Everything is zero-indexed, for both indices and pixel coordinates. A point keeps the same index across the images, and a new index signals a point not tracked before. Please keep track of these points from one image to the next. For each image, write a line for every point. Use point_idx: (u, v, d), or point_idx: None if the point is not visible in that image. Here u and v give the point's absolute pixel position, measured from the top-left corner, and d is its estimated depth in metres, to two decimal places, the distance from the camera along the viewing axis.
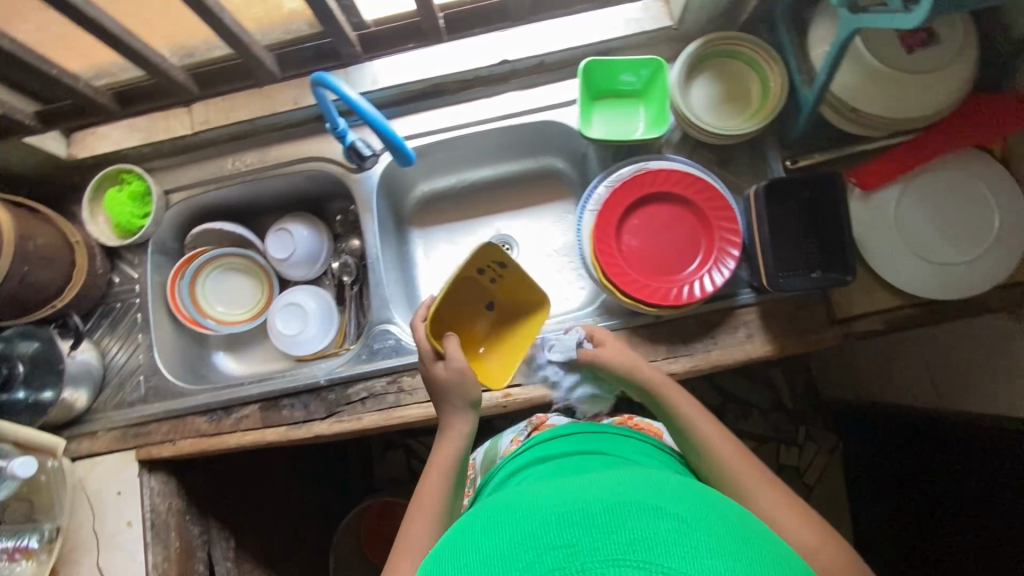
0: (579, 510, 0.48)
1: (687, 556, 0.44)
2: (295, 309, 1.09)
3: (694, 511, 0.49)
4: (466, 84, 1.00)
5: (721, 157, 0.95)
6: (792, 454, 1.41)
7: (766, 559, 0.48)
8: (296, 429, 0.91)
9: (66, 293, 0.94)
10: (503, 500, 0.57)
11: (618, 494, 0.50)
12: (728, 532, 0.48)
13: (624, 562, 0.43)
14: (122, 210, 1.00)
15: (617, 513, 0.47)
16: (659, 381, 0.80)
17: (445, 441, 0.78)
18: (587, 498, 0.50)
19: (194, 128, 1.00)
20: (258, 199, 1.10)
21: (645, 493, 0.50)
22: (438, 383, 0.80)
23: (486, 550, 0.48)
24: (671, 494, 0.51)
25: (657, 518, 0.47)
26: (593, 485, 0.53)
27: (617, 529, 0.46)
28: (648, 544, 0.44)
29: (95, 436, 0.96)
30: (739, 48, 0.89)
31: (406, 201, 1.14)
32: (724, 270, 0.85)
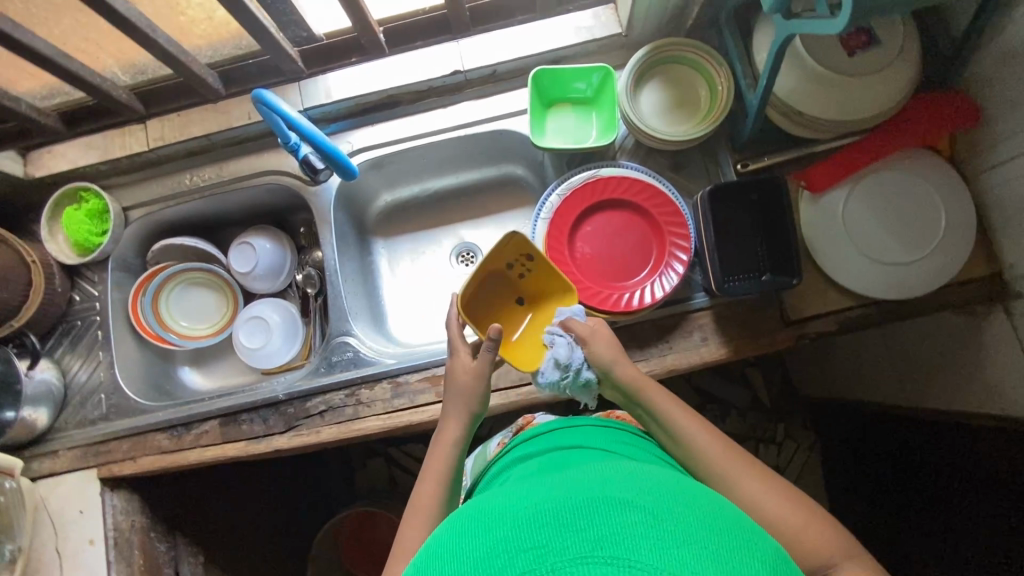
0: (548, 509, 0.46)
1: (660, 547, 0.41)
2: (258, 323, 1.09)
3: (669, 501, 0.47)
4: (420, 95, 1.00)
5: (675, 162, 0.95)
6: (770, 452, 1.41)
7: (753, 548, 0.45)
8: (256, 443, 0.92)
9: (23, 313, 0.94)
10: (484, 501, 0.54)
11: (590, 489, 0.48)
12: (708, 520, 0.46)
13: (591, 559, 0.41)
14: (79, 226, 0.99)
15: (588, 508, 0.45)
16: (632, 379, 0.73)
17: (437, 448, 0.76)
18: (557, 496, 0.47)
19: (149, 144, 1.00)
20: (219, 214, 1.11)
21: (618, 486, 0.48)
22: (457, 383, 0.78)
23: (459, 557, 0.46)
24: (646, 487, 0.49)
25: (629, 510, 0.44)
26: (566, 485, 0.50)
27: (586, 525, 0.43)
28: (619, 540, 0.41)
29: (56, 456, 0.96)
30: (685, 54, 0.90)
31: (369, 212, 1.14)
32: (674, 276, 0.85)
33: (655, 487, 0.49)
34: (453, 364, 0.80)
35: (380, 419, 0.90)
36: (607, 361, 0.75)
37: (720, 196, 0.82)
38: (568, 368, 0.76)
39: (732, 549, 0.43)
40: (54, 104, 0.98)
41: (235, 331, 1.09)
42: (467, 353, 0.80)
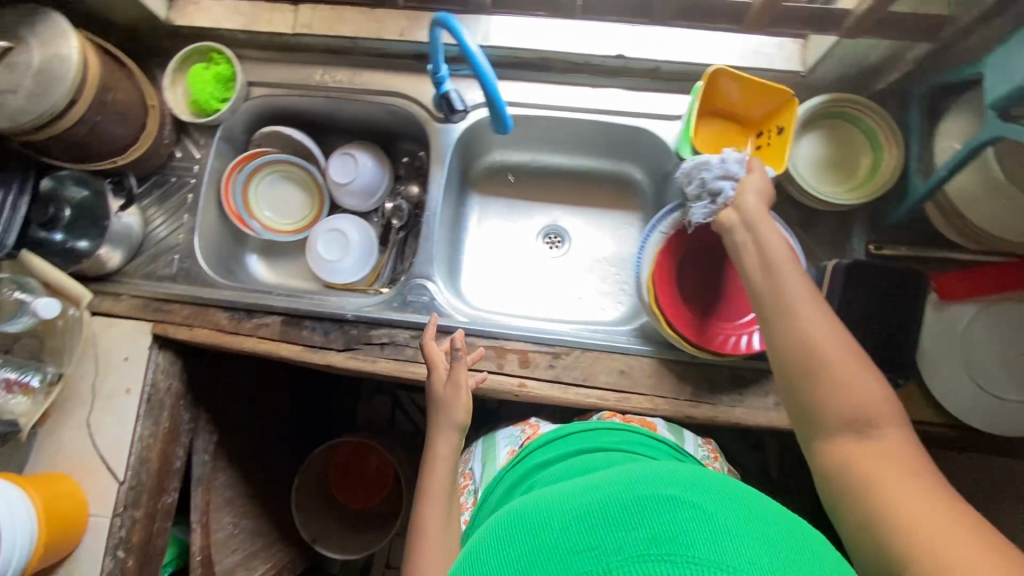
0: (599, 508, 0.45)
1: (718, 543, 0.40)
2: (336, 238, 1.08)
3: (730, 501, 0.45)
4: (574, 67, 0.97)
5: (805, 220, 0.92)
6: None
7: (817, 554, 0.42)
8: (311, 352, 0.92)
9: (130, 153, 0.92)
10: (527, 504, 0.54)
11: (644, 485, 0.46)
12: (771, 523, 0.43)
13: (648, 556, 0.39)
14: (204, 89, 0.98)
15: (644, 507, 0.43)
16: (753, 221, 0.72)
17: (437, 464, 0.79)
18: (606, 495, 0.47)
19: (295, 28, 0.97)
20: (334, 117, 1.09)
21: (673, 482, 0.46)
22: (442, 399, 0.81)
23: (508, 557, 0.46)
24: (704, 485, 0.47)
25: (686, 508, 0.43)
26: (617, 481, 0.49)
27: (640, 523, 0.42)
28: (674, 536, 0.40)
29: (117, 298, 0.96)
30: (864, 118, 0.85)
31: (475, 164, 1.12)
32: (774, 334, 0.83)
33: (711, 484, 0.47)
34: (433, 383, 0.83)
35: None
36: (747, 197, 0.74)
37: (852, 276, 0.78)
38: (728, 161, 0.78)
39: (800, 554, 0.41)
40: None
41: (314, 238, 1.08)
42: (445, 369, 0.83)
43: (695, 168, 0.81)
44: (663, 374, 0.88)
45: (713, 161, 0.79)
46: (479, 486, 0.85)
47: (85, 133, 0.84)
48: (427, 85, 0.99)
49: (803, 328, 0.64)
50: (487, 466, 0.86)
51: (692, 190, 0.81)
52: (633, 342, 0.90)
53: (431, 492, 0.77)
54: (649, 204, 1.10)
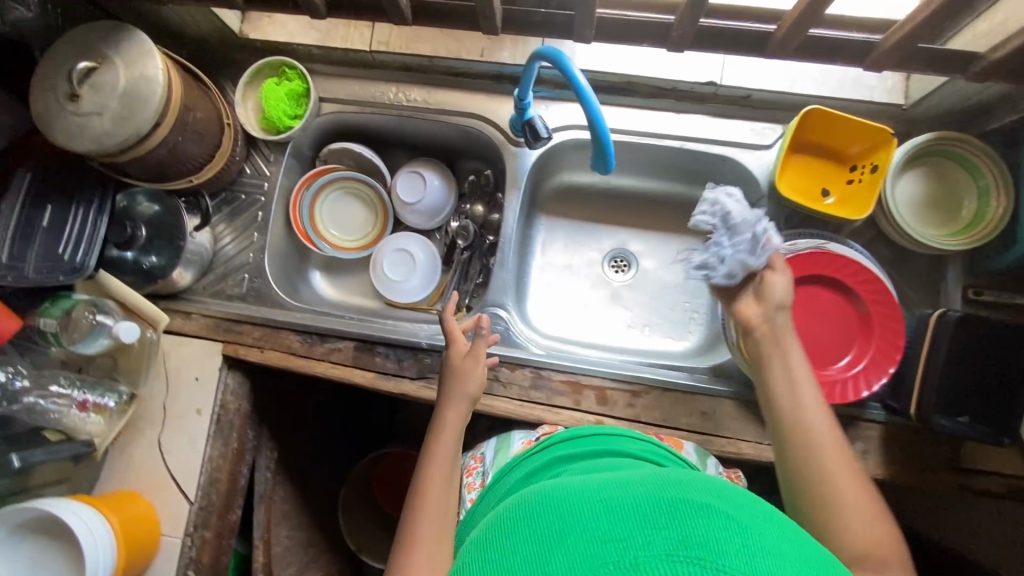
0: (628, 501, 0.41)
1: (750, 556, 0.37)
2: (402, 256, 1.07)
3: (760, 520, 0.42)
4: (658, 92, 0.93)
5: (897, 260, 0.89)
6: None
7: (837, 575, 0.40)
8: (384, 379, 0.90)
9: (204, 172, 0.91)
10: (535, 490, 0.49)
11: (677, 487, 0.43)
12: (802, 549, 0.40)
13: (680, 558, 0.36)
14: (277, 105, 0.96)
15: (680, 508, 0.40)
16: (779, 328, 0.71)
17: (437, 446, 0.71)
18: (632, 488, 0.43)
19: (372, 46, 0.95)
20: (403, 135, 1.06)
21: (706, 488, 0.43)
22: (457, 369, 0.78)
23: (518, 544, 0.41)
24: (737, 499, 0.44)
25: (722, 518, 0.40)
26: (646, 478, 0.46)
27: (674, 525, 0.39)
28: (709, 542, 0.37)
29: (188, 317, 0.95)
30: (978, 162, 0.80)
31: (544, 185, 1.09)
32: (873, 386, 0.79)
33: (743, 500, 0.44)
34: (451, 356, 0.79)
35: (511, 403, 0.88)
36: (772, 298, 0.71)
37: (964, 328, 0.76)
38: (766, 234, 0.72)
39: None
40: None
41: (380, 257, 1.08)
42: (464, 344, 0.80)
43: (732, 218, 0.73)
44: (745, 416, 0.86)
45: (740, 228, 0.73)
46: (489, 469, 0.79)
47: (164, 154, 0.83)
48: (504, 107, 0.96)
49: (815, 445, 0.62)
50: (500, 455, 0.79)
51: (708, 224, 0.75)
52: (714, 381, 0.88)
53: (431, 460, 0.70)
54: None
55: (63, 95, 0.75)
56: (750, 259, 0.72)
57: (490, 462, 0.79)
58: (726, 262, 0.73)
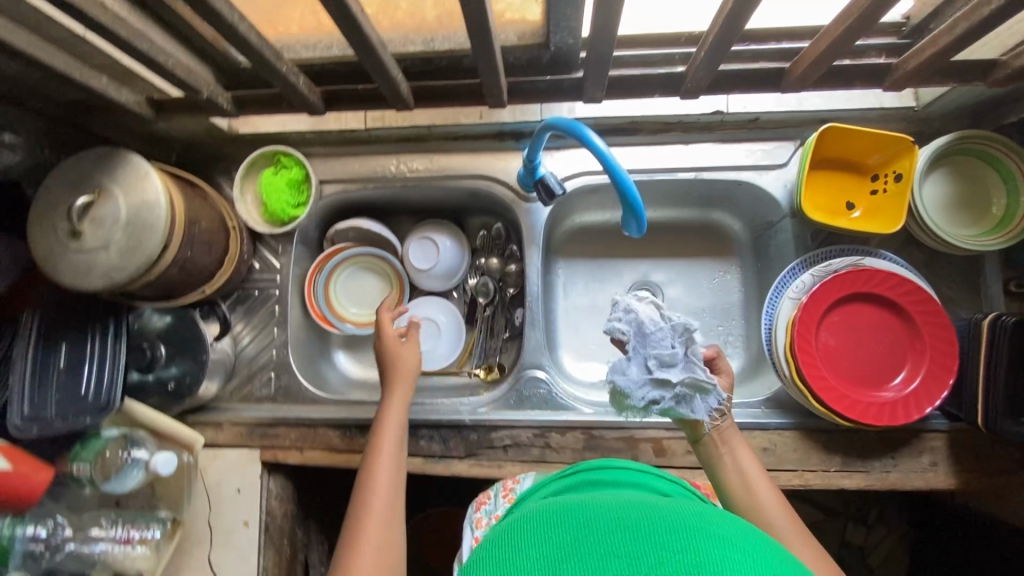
0: (648, 521, 0.40)
1: None
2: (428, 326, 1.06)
3: (766, 549, 0.40)
4: (665, 126, 0.91)
5: (934, 262, 0.87)
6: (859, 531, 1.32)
7: None
8: (433, 463, 0.88)
9: (216, 279, 0.88)
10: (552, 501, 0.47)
11: (691, 513, 0.42)
12: None
13: None
14: (278, 196, 0.93)
15: (698, 533, 0.39)
16: (727, 435, 0.74)
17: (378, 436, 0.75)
18: (653, 513, 0.42)
19: (368, 123, 0.92)
20: (407, 202, 1.03)
21: (718, 517, 0.42)
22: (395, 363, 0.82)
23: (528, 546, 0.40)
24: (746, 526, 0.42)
25: (735, 546, 0.38)
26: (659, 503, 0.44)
27: (689, 550, 0.38)
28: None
29: (219, 427, 0.92)
30: (1002, 158, 0.79)
31: (557, 230, 1.07)
32: (936, 401, 0.76)
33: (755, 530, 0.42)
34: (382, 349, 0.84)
35: (566, 467, 0.86)
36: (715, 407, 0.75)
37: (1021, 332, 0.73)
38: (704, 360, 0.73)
39: None
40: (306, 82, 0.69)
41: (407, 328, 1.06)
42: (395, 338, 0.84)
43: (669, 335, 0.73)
44: (808, 446, 0.84)
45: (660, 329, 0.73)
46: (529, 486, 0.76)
47: (176, 271, 0.80)
48: (510, 163, 0.94)
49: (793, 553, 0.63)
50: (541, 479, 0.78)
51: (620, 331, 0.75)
52: (771, 415, 0.85)
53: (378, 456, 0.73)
54: (746, 251, 1.04)
55: (64, 233, 0.72)
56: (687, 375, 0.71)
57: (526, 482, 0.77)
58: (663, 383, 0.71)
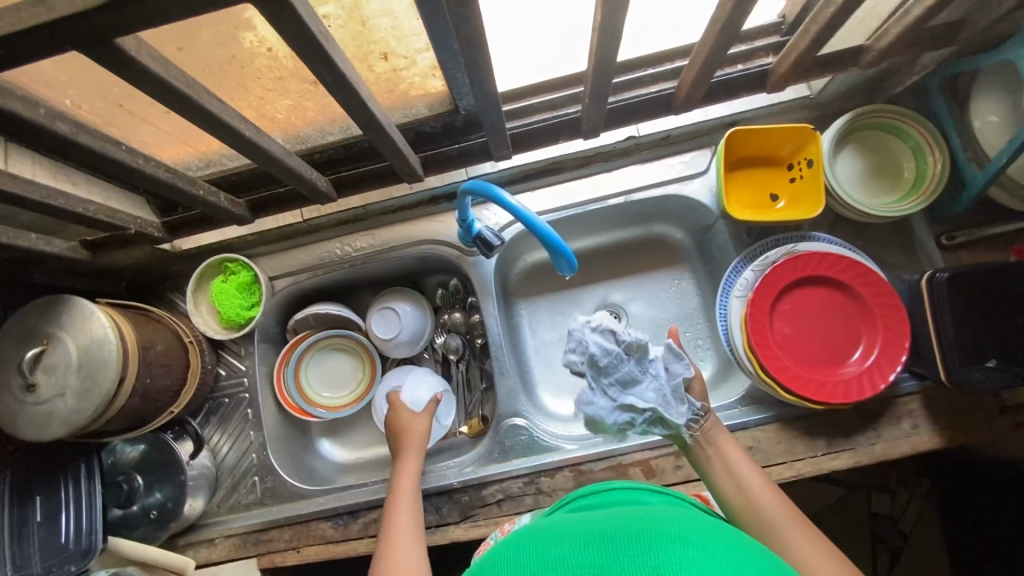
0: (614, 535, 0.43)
1: None
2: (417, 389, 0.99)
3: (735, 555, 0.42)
4: (585, 160, 0.95)
5: (865, 233, 0.90)
6: (884, 500, 1.32)
7: None
8: (430, 534, 0.87)
9: (182, 397, 0.88)
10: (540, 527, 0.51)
11: (660, 524, 0.44)
12: None
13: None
14: (230, 302, 0.94)
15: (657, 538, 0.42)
16: (713, 437, 0.75)
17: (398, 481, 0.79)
18: (622, 526, 0.44)
19: (305, 216, 0.95)
20: (361, 279, 1.05)
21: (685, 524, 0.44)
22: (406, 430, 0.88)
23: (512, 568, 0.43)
24: (710, 532, 0.45)
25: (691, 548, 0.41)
26: (633, 517, 0.47)
27: (647, 554, 0.40)
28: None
29: (212, 544, 0.91)
30: (900, 125, 0.83)
31: (510, 274, 1.09)
32: (898, 366, 0.78)
33: (719, 537, 0.45)
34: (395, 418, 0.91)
35: None
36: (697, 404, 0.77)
37: (958, 285, 0.75)
38: (677, 383, 0.77)
39: None
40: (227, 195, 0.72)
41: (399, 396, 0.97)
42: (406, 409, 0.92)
43: (634, 363, 0.76)
44: (789, 437, 0.84)
45: (614, 350, 0.75)
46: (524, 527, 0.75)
47: (139, 400, 0.80)
48: (448, 223, 0.97)
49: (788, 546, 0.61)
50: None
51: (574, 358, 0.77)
52: (748, 412, 0.86)
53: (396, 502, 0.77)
54: (693, 257, 1.07)
55: (19, 388, 0.73)
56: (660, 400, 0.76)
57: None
58: (636, 411, 0.76)
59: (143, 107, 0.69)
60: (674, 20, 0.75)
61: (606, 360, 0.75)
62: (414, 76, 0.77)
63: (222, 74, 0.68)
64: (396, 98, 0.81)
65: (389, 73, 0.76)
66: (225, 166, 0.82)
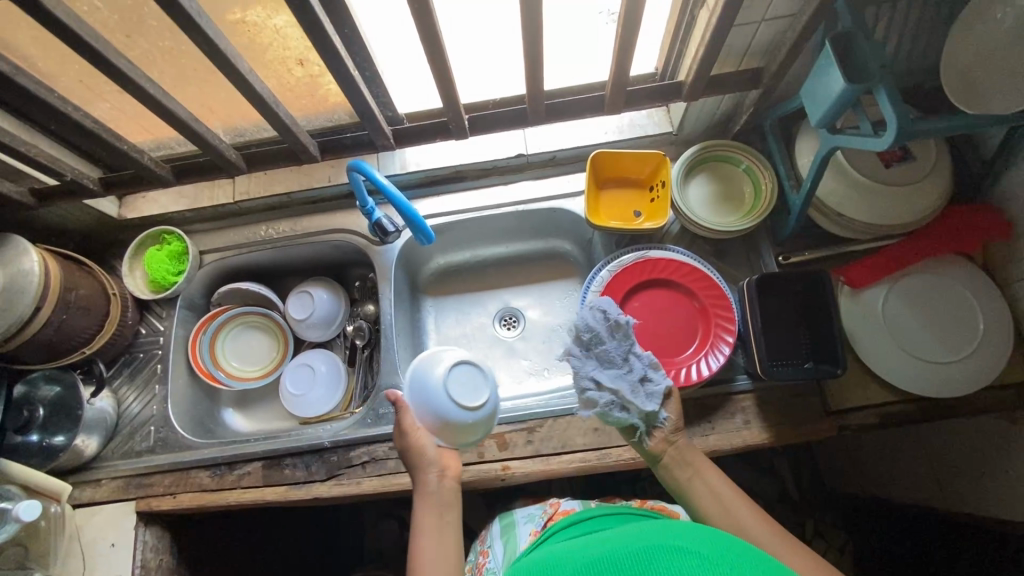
0: (615, 557, 0.51)
1: None
2: (432, 364, 0.78)
3: (717, 548, 0.50)
4: (485, 172, 1.10)
5: (717, 250, 1.02)
6: None
7: None
8: (296, 489, 0.93)
9: (96, 340, 0.99)
10: (560, 554, 0.59)
11: (649, 539, 0.52)
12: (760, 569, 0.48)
13: None
14: (159, 267, 1.07)
15: (645, 551, 0.50)
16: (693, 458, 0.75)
17: (424, 522, 0.70)
18: (622, 547, 0.53)
19: (236, 197, 1.09)
20: (285, 264, 1.17)
21: (672, 534, 0.53)
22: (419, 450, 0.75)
23: None
24: (683, 527, 0.54)
25: (687, 555, 0.49)
26: (631, 534, 0.55)
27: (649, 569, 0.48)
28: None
29: (98, 484, 0.98)
30: (734, 155, 0.98)
31: (421, 272, 1.20)
32: (721, 355, 0.87)
33: (712, 539, 0.52)
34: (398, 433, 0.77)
35: None
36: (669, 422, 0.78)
37: (765, 291, 0.86)
38: (657, 389, 0.78)
39: None
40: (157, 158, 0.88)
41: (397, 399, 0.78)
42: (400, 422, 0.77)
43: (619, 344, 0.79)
44: None
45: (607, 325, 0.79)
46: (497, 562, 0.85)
47: (52, 333, 0.91)
48: (362, 217, 1.11)
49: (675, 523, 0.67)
50: (507, 546, 0.87)
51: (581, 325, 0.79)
52: None
53: (423, 534, 0.68)
54: (584, 269, 1.18)
55: None
56: (632, 387, 0.77)
57: (499, 553, 0.87)
58: (607, 387, 0.77)
59: (98, 84, 0.86)
60: (518, 70, 0.85)
61: (598, 333, 0.78)
62: (329, 84, 0.94)
63: (163, 64, 0.84)
64: (315, 102, 0.97)
65: (306, 79, 0.93)
66: (172, 150, 0.98)
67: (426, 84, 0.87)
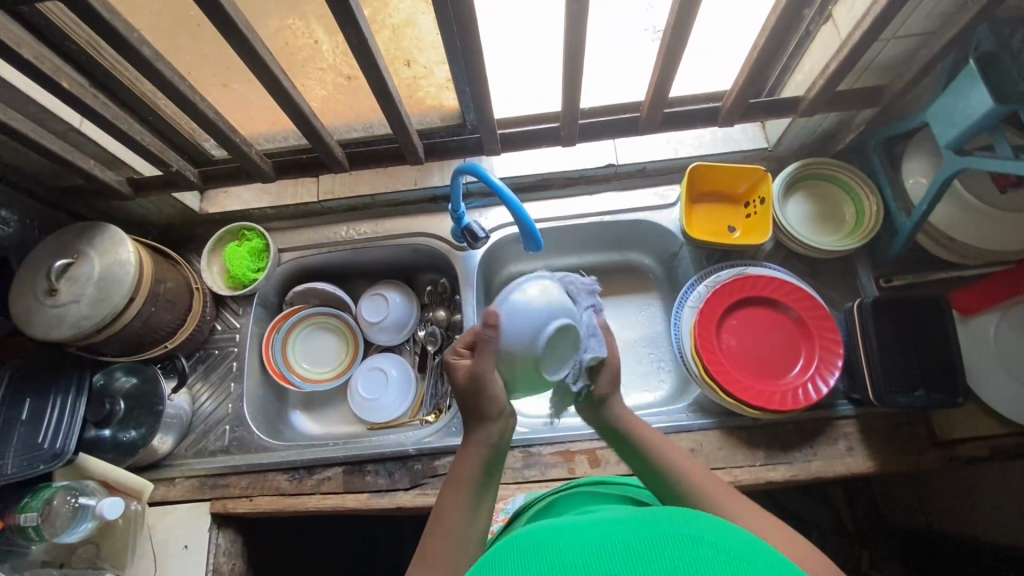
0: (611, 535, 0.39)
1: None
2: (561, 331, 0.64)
3: (751, 549, 0.38)
4: (570, 181, 1.09)
5: (811, 269, 1.00)
6: None
7: None
8: (379, 497, 0.90)
9: (178, 335, 0.98)
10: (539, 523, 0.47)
11: (659, 521, 0.40)
12: None
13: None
14: (239, 263, 1.05)
15: (664, 540, 0.37)
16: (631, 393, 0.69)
17: (461, 458, 0.58)
18: (621, 527, 0.40)
19: (319, 196, 1.08)
20: (359, 265, 1.15)
21: (689, 521, 0.41)
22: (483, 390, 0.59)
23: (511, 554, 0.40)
24: (704, 518, 0.41)
25: (707, 546, 0.37)
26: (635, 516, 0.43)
27: (659, 556, 0.36)
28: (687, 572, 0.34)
29: (172, 483, 0.95)
30: (834, 174, 0.96)
31: (496, 279, 1.17)
32: (832, 377, 0.85)
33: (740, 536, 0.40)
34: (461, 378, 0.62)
35: (509, 486, 0.89)
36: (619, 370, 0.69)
37: (880, 312, 0.84)
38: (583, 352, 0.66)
39: None
40: (257, 150, 0.86)
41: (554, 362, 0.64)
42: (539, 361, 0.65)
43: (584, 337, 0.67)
44: (730, 443, 0.89)
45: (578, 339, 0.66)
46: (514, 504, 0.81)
47: (141, 324, 0.89)
48: (445, 221, 1.09)
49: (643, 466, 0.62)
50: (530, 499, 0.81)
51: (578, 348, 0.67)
52: (693, 417, 0.91)
53: (442, 522, 0.54)
54: (663, 284, 1.16)
55: (42, 291, 0.82)
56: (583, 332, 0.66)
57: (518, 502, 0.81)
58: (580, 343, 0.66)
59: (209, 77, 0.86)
60: (632, 81, 0.84)
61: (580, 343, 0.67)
62: (431, 86, 0.92)
63: None
64: (415, 105, 0.96)
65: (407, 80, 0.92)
66: (265, 146, 0.97)
67: (537, 91, 0.86)
